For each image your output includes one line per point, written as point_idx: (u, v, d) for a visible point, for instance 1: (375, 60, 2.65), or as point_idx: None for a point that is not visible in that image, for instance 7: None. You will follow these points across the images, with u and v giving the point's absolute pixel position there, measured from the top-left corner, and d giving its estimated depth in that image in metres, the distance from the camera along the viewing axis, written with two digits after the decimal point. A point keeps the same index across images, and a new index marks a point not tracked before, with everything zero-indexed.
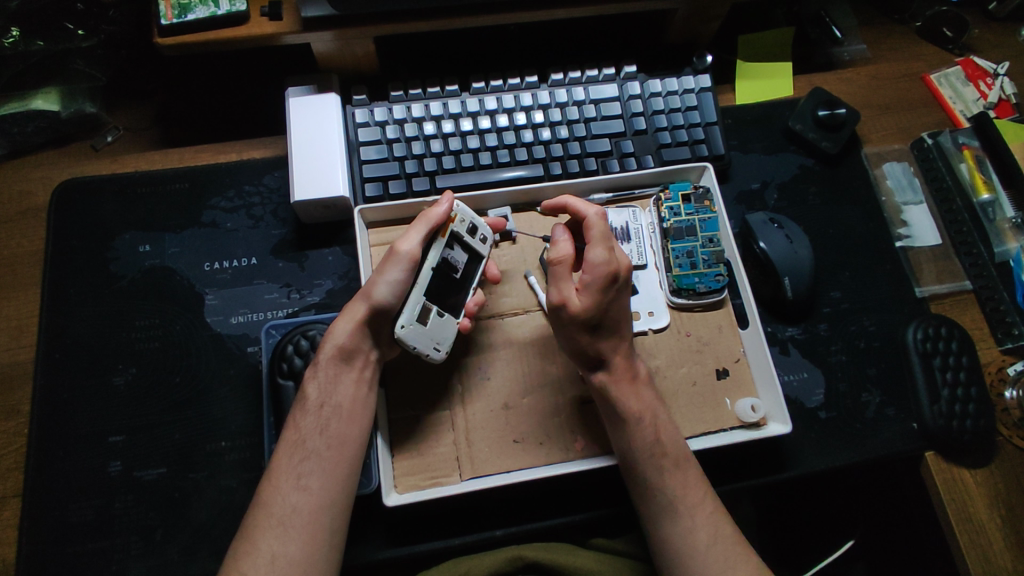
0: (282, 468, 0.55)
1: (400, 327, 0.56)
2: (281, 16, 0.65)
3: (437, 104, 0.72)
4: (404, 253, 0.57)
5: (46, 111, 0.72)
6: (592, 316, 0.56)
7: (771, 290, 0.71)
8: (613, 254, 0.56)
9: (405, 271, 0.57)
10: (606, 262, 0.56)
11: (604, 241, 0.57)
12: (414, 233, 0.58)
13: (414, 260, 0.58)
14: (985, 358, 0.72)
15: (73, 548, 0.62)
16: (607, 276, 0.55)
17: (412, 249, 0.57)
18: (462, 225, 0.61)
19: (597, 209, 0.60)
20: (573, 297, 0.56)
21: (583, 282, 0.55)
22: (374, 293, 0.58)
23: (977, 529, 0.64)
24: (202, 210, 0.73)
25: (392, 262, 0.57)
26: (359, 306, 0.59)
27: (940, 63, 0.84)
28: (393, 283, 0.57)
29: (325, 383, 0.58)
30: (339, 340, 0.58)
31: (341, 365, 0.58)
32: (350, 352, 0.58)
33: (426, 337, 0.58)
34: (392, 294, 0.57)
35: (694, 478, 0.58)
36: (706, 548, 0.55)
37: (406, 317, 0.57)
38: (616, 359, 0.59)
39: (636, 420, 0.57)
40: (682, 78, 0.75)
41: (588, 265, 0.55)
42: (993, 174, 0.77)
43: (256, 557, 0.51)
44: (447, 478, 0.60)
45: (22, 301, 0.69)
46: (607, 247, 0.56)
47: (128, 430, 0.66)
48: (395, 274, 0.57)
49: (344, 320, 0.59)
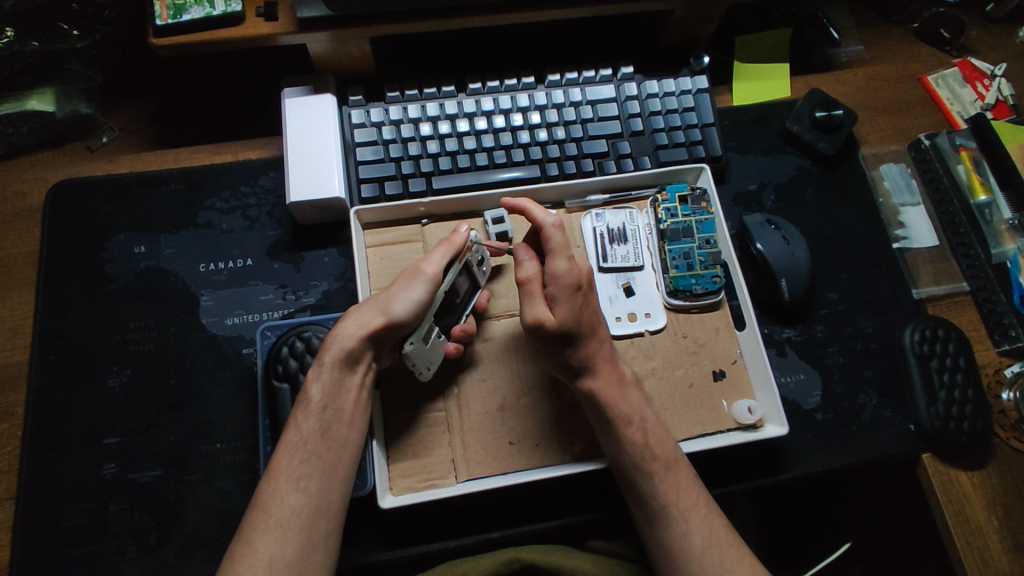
0: (282, 468, 0.54)
1: (408, 345, 0.56)
2: (277, 16, 0.65)
3: (434, 104, 0.71)
4: (429, 273, 0.58)
5: (42, 111, 0.71)
6: (568, 326, 0.56)
7: (769, 292, 0.70)
8: (572, 261, 0.58)
9: (427, 292, 0.57)
10: (569, 271, 0.57)
11: (564, 250, 0.58)
12: (439, 254, 0.59)
13: (437, 283, 0.58)
14: (983, 360, 0.72)
15: (68, 551, 0.62)
16: (571, 285, 0.57)
17: (436, 271, 0.58)
18: (475, 255, 0.63)
19: (551, 215, 0.61)
20: (548, 312, 0.56)
21: (552, 294, 0.56)
22: (393, 307, 0.57)
23: (976, 532, 0.64)
24: (198, 210, 0.72)
25: (417, 280, 0.58)
26: (373, 317, 0.57)
27: (938, 65, 0.84)
28: (413, 301, 0.57)
29: (328, 386, 0.57)
30: (346, 344, 0.57)
31: (345, 369, 0.57)
32: (356, 357, 0.57)
33: (424, 356, 0.58)
34: (412, 312, 0.57)
35: (687, 480, 0.57)
36: (700, 550, 0.55)
37: (414, 336, 0.56)
38: (600, 363, 0.58)
39: (622, 420, 0.57)
40: (680, 79, 0.75)
41: (551, 277, 0.57)
42: (990, 176, 0.77)
43: (254, 559, 0.51)
44: (443, 480, 0.60)
45: (18, 301, 0.69)
46: (567, 257, 0.58)
47: (124, 431, 0.65)
48: (418, 292, 0.57)
49: (354, 324, 0.57)
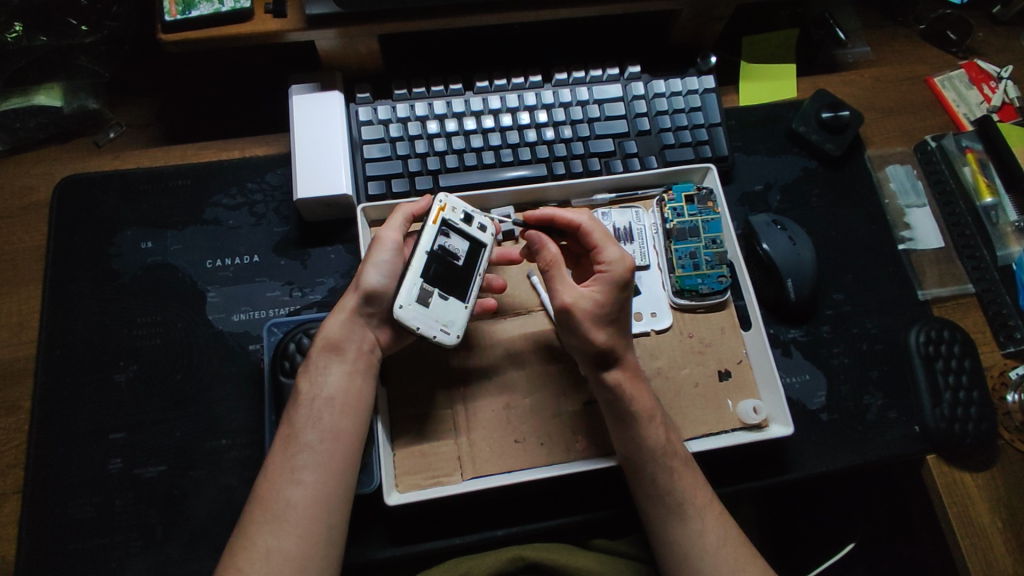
0: (276, 462, 0.55)
1: (399, 308, 0.57)
2: (286, 13, 0.65)
3: (440, 103, 0.72)
4: (387, 238, 0.60)
5: (49, 106, 0.71)
6: (603, 314, 0.57)
7: (774, 292, 0.71)
8: (623, 250, 0.60)
9: (391, 254, 0.60)
10: (619, 259, 0.59)
11: (611, 242, 0.60)
12: (394, 220, 0.62)
13: (396, 243, 0.61)
14: (988, 362, 0.72)
15: (73, 545, 0.62)
16: (620, 272, 0.58)
17: (393, 234, 0.61)
18: (456, 213, 0.61)
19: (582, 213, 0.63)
20: (580, 297, 0.57)
21: (602, 279, 0.58)
22: (363, 280, 0.60)
23: (979, 533, 0.64)
24: (204, 207, 0.73)
25: (378, 248, 0.60)
26: (350, 299, 0.60)
27: (944, 66, 0.84)
28: (381, 266, 0.60)
29: (314, 374, 0.58)
30: (328, 332, 0.59)
31: (332, 355, 0.59)
32: (341, 342, 0.59)
33: (430, 319, 0.58)
34: (381, 277, 0.60)
35: (700, 479, 0.58)
36: (715, 549, 0.55)
37: (403, 298, 0.57)
38: (626, 358, 0.59)
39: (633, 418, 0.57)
40: (687, 79, 0.75)
41: (606, 262, 0.59)
42: (997, 178, 0.77)
43: (251, 551, 0.51)
44: (449, 477, 0.60)
45: (24, 296, 0.69)
46: (615, 246, 0.60)
47: (130, 427, 0.65)
48: (381, 257, 0.60)
49: (335, 313, 0.60)
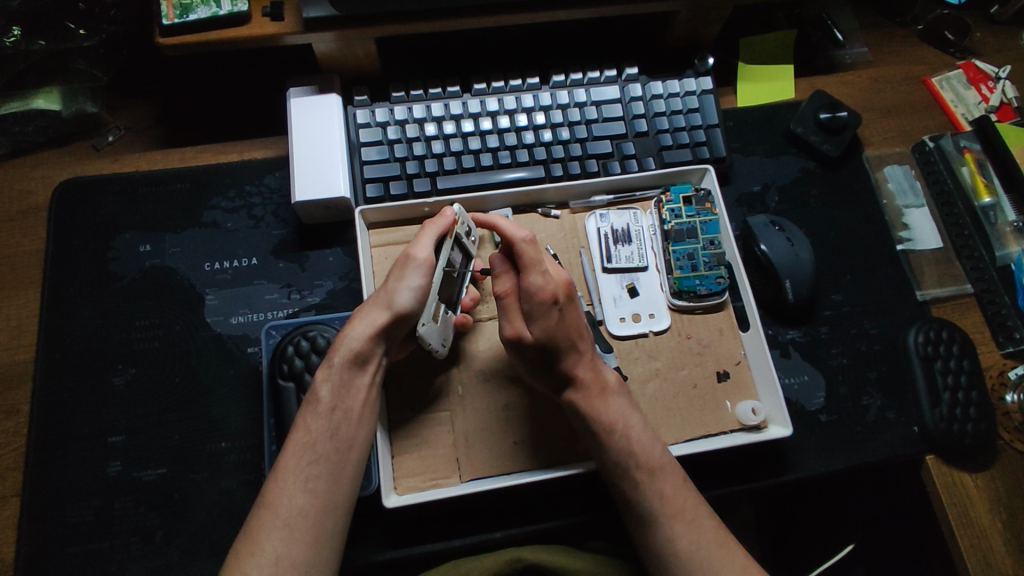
0: (288, 468, 0.54)
1: (422, 326, 0.58)
2: (283, 16, 0.65)
3: (439, 105, 0.72)
4: (421, 259, 0.58)
5: (48, 110, 0.72)
6: (546, 342, 0.57)
7: (772, 293, 0.71)
8: (547, 275, 0.58)
9: (425, 276, 0.58)
10: (543, 286, 0.57)
11: (535, 266, 0.58)
12: (426, 238, 0.60)
13: (430, 266, 0.59)
14: (986, 362, 0.72)
15: (72, 549, 0.62)
16: (547, 300, 0.57)
17: (427, 255, 0.59)
18: (464, 228, 0.63)
19: (520, 228, 0.60)
20: (524, 327, 0.58)
21: (528, 311, 0.57)
22: (396, 301, 0.57)
23: (979, 534, 0.64)
24: (203, 210, 0.73)
25: (412, 268, 0.58)
26: (380, 314, 0.58)
27: (942, 67, 0.84)
28: (414, 289, 0.58)
29: (338, 386, 0.57)
30: (354, 344, 0.57)
31: (355, 369, 0.57)
32: (365, 356, 0.58)
33: (437, 333, 0.60)
34: (414, 300, 0.58)
35: (674, 486, 0.57)
36: (688, 556, 0.55)
37: (425, 317, 0.58)
38: (584, 375, 0.59)
39: (608, 431, 0.57)
40: (684, 80, 0.75)
41: (527, 293, 0.57)
42: (994, 178, 0.77)
43: (259, 557, 0.51)
44: (447, 479, 0.60)
45: (22, 300, 0.69)
46: (539, 271, 0.58)
47: (128, 430, 0.66)
48: (416, 280, 0.58)
49: (362, 324, 0.58)
